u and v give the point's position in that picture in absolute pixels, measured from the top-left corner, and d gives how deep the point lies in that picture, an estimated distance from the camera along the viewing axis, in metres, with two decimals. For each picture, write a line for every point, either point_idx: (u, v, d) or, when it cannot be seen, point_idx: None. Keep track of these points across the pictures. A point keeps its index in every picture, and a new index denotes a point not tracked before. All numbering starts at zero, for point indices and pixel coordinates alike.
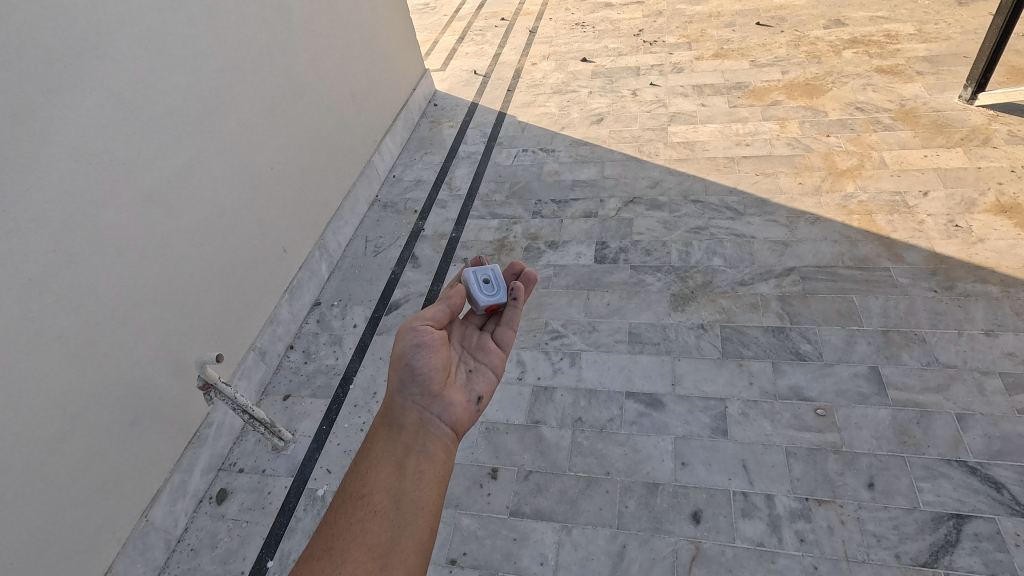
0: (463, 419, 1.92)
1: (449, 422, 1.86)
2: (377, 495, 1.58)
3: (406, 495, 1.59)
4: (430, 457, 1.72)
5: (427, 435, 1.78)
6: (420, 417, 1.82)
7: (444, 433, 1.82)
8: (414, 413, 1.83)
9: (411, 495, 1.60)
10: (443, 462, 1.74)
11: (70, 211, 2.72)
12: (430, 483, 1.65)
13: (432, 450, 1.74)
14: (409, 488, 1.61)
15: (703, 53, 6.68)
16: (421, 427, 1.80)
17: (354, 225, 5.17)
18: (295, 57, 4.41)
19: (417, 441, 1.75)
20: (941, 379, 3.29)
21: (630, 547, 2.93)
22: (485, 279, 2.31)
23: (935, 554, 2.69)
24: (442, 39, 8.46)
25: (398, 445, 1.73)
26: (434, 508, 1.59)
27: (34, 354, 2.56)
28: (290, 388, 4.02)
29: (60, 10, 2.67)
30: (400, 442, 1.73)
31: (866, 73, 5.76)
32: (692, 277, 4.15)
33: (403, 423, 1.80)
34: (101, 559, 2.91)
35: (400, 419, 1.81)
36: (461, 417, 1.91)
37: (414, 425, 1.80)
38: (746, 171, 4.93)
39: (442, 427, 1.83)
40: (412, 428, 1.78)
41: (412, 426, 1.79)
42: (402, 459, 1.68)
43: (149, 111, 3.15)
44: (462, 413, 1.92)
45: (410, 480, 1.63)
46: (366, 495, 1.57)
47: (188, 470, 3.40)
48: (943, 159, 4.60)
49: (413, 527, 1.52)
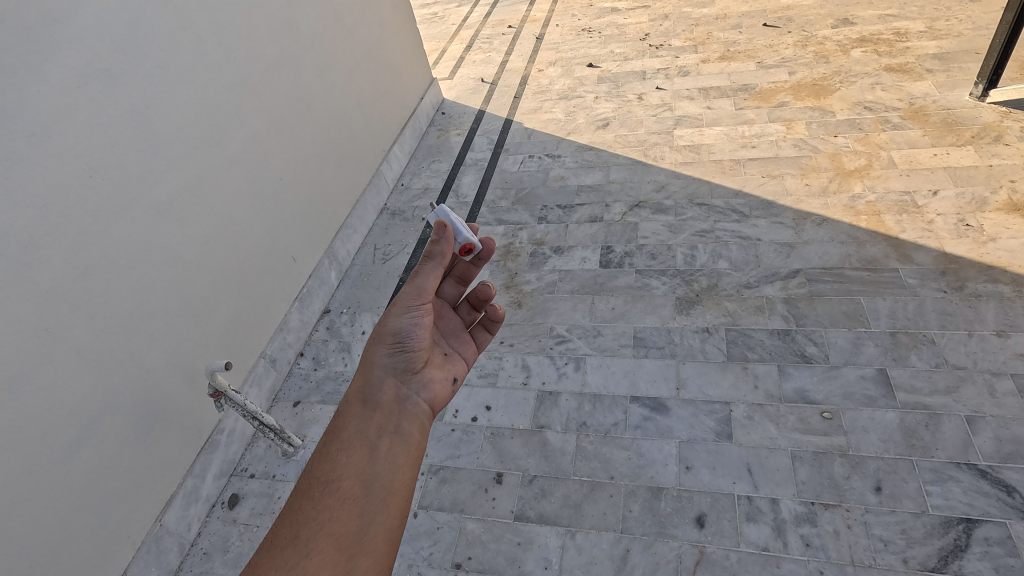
0: (441, 397, 1.97)
1: (427, 400, 1.91)
2: (347, 481, 1.60)
3: (377, 480, 1.62)
4: (404, 439, 1.75)
5: (403, 414, 1.82)
6: (397, 393, 1.86)
7: (421, 410, 1.87)
8: (391, 389, 1.86)
9: (383, 480, 1.63)
10: (417, 443, 1.77)
11: (86, 224, 2.82)
12: (402, 466, 1.68)
13: (406, 431, 1.77)
14: (380, 473, 1.64)
15: (709, 55, 6.67)
16: (397, 403, 1.83)
17: (363, 233, 5.25)
18: (303, 71, 4.51)
19: (392, 421, 1.78)
20: (950, 380, 3.25)
21: (634, 552, 2.93)
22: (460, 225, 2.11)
23: (943, 559, 2.65)
24: (450, 48, 8.55)
25: (372, 425, 1.74)
26: (405, 494, 1.63)
27: (50, 361, 2.66)
28: (300, 395, 4.10)
29: (73, 29, 2.77)
30: (374, 421, 1.75)
31: (875, 72, 5.70)
32: (697, 280, 4.14)
33: (379, 400, 1.82)
34: (117, 562, 2.99)
35: (377, 395, 1.83)
36: (439, 395, 1.96)
37: (390, 402, 1.83)
38: (752, 173, 4.91)
39: (419, 404, 1.88)
40: (388, 406, 1.81)
41: (387, 404, 1.82)
42: (375, 442, 1.71)
43: (160, 125, 3.25)
44: (440, 390, 1.97)
45: (382, 464, 1.66)
46: (335, 481, 1.59)
47: (201, 475, 3.49)
48: (954, 158, 4.54)
49: (383, 514, 1.56)
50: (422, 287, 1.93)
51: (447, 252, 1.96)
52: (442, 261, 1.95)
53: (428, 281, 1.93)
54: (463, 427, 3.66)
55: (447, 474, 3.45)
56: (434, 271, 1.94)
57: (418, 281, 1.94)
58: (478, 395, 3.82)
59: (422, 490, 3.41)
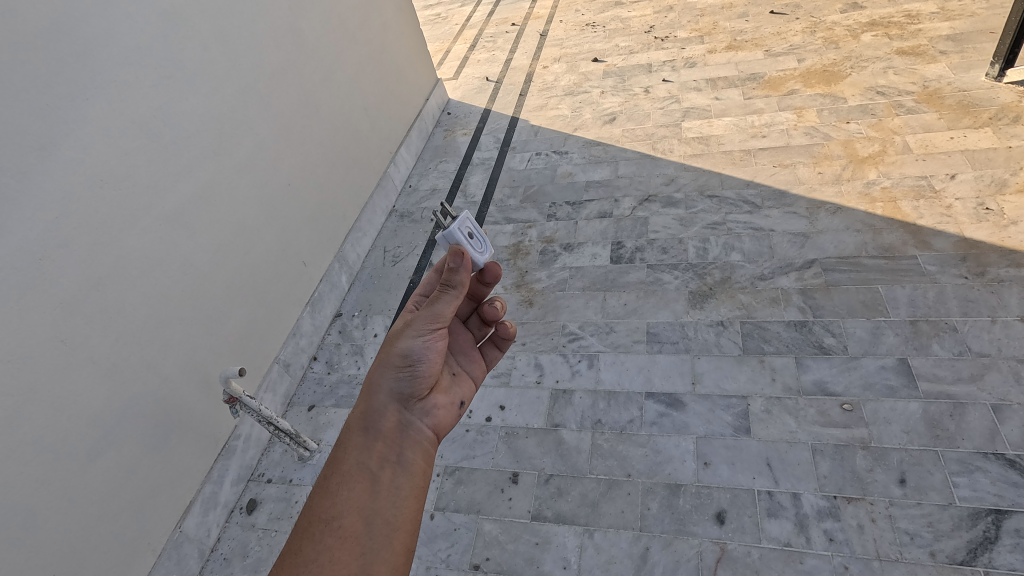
0: (445, 422, 1.95)
1: (430, 425, 1.88)
2: (348, 517, 1.56)
3: (380, 515, 1.60)
4: (407, 469, 1.72)
5: (407, 441, 1.79)
6: (399, 419, 1.82)
7: (423, 437, 1.84)
8: (393, 415, 1.82)
9: (385, 515, 1.60)
10: (421, 471, 1.75)
11: (100, 236, 2.85)
12: (406, 498, 1.65)
13: (409, 460, 1.75)
14: (383, 508, 1.61)
15: (716, 46, 6.58)
16: (400, 430, 1.80)
17: (372, 236, 5.26)
18: (309, 76, 4.51)
19: (393, 450, 1.75)
20: (974, 368, 3.17)
21: (653, 550, 2.90)
22: (470, 234, 2.04)
23: (972, 551, 2.59)
24: (455, 48, 8.54)
25: (373, 456, 1.70)
26: (409, 527, 1.61)
27: (69, 372, 2.69)
28: (314, 399, 4.11)
29: (82, 44, 2.80)
30: (375, 451, 1.71)
31: (887, 55, 5.59)
32: (710, 273, 4.08)
33: (381, 428, 1.78)
34: (139, 568, 3.02)
35: (378, 422, 1.79)
36: (443, 420, 1.94)
37: (392, 429, 1.79)
38: (763, 163, 4.84)
39: (422, 430, 1.85)
40: (390, 434, 1.77)
41: (389, 431, 1.78)
42: (376, 474, 1.67)
43: (169, 135, 3.27)
44: (445, 415, 1.95)
45: (384, 498, 1.63)
46: (336, 519, 1.55)
47: (219, 481, 3.51)
48: (971, 140, 4.44)
49: (387, 551, 1.54)
50: (442, 314, 1.89)
51: (466, 281, 1.89)
52: (460, 291, 1.89)
53: (448, 310, 1.90)
54: (477, 428, 3.65)
55: (463, 475, 3.44)
56: (456, 300, 1.90)
57: (436, 307, 1.88)
58: (492, 395, 3.80)
59: (438, 491, 3.40)
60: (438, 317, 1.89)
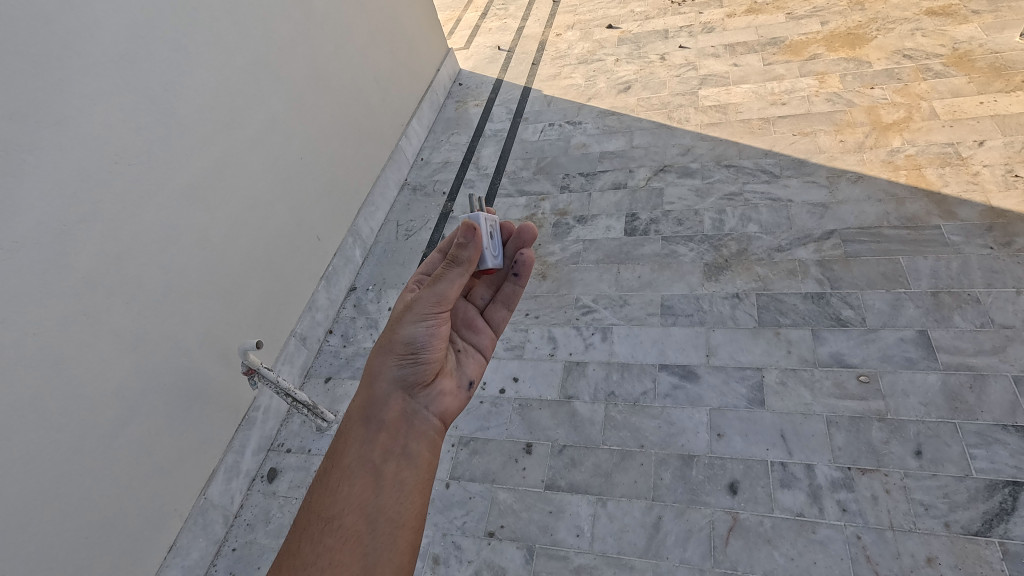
0: (452, 407, 1.97)
1: (436, 414, 1.90)
2: (349, 517, 1.60)
3: (383, 513, 1.63)
4: (413, 461, 1.77)
5: (412, 431, 1.82)
6: (406, 409, 1.84)
7: (430, 426, 1.87)
8: (399, 405, 1.84)
9: (388, 511, 1.64)
10: (425, 463, 1.79)
11: (118, 213, 2.88)
12: (411, 493, 1.69)
13: (414, 451, 1.78)
14: (386, 504, 1.65)
15: (735, 9, 6.35)
16: (405, 420, 1.82)
17: (385, 209, 5.24)
18: (320, 46, 4.46)
19: (398, 442, 1.78)
20: (996, 340, 3.11)
21: (666, 519, 2.93)
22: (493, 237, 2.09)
23: (988, 522, 2.59)
24: (465, 16, 8.35)
25: (377, 449, 1.74)
26: (414, 524, 1.65)
27: (91, 345, 2.75)
28: (330, 371, 4.18)
29: (90, 16, 2.77)
30: (378, 444, 1.75)
31: (915, 16, 5.36)
32: (726, 245, 4.02)
33: (385, 419, 1.80)
34: (167, 532, 3.14)
35: (382, 413, 1.81)
36: (451, 407, 1.96)
37: (397, 419, 1.82)
38: (782, 131, 4.71)
39: (427, 419, 1.87)
40: (394, 425, 1.80)
41: (394, 422, 1.81)
42: (380, 469, 1.71)
43: (183, 110, 3.27)
44: (451, 401, 1.96)
45: (388, 493, 1.67)
46: (336, 518, 1.60)
47: (240, 451, 3.61)
48: (1002, 105, 4.27)
49: (391, 550, 1.58)
50: (446, 293, 1.88)
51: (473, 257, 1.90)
52: (467, 269, 1.89)
53: (452, 289, 1.88)
54: (492, 399, 3.68)
55: (477, 446, 3.49)
56: (459, 278, 1.89)
57: (440, 288, 1.87)
58: (506, 367, 3.83)
59: (453, 461, 3.46)
60: (443, 296, 1.89)
